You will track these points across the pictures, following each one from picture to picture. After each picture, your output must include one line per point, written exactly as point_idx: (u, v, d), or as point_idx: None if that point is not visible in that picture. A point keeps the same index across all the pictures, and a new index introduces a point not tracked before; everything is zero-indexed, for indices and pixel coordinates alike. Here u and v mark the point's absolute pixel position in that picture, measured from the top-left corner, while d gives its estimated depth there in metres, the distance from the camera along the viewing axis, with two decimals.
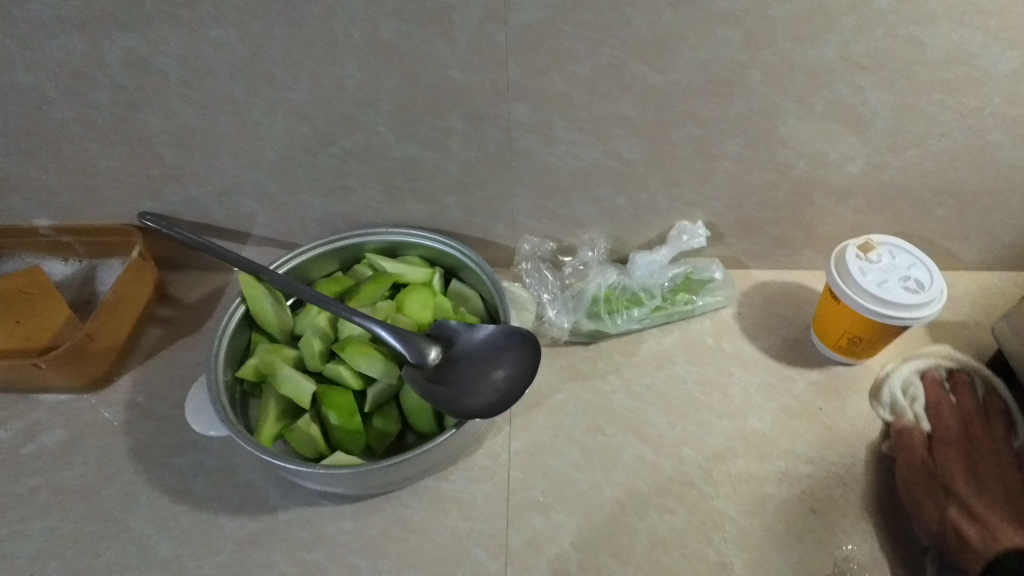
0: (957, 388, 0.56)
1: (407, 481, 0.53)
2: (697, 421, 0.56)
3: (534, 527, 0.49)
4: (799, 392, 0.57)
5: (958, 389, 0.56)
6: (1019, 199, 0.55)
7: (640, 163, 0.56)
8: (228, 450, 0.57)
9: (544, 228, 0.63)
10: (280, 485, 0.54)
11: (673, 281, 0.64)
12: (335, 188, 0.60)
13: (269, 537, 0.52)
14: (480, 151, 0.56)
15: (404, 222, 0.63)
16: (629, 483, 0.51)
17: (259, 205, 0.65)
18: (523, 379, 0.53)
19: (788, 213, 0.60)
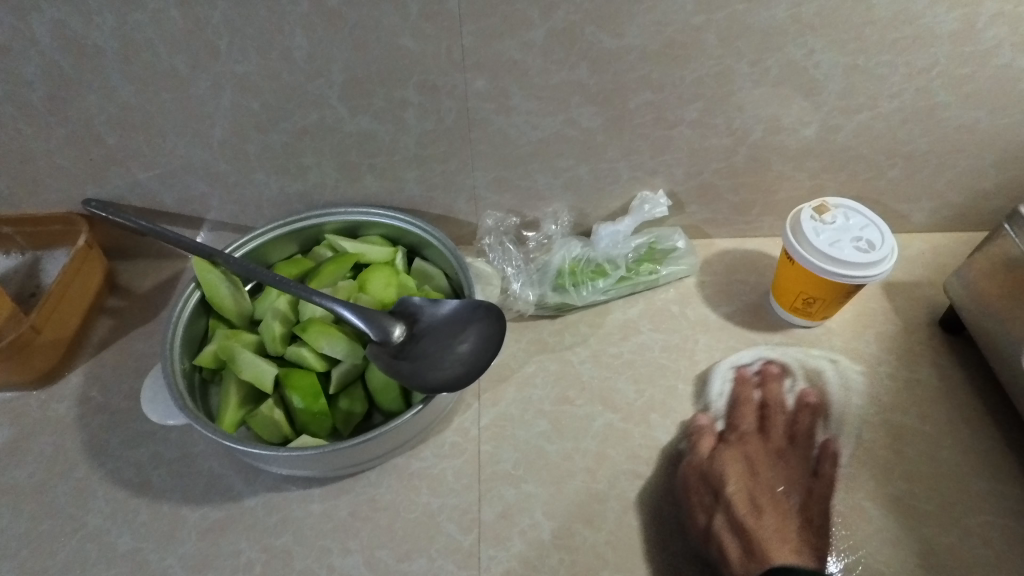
0: (766, 383, 0.55)
1: (216, 454, 0.51)
2: (519, 362, 0.57)
3: (353, 492, 0.49)
4: (614, 321, 0.60)
5: (766, 385, 0.55)
6: (823, 128, 0.56)
7: (440, 94, 0.52)
8: (24, 427, 0.54)
9: (354, 168, 0.58)
10: (84, 467, 0.51)
11: (491, 214, 0.62)
12: (94, 126, 0.53)
13: (66, 530, 0.48)
14: (255, 81, 0.51)
15: (191, 164, 0.57)
16: (448, 434, 0.52)
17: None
18: (336, 346, 0.51)
19: (613, 148, 0.57)
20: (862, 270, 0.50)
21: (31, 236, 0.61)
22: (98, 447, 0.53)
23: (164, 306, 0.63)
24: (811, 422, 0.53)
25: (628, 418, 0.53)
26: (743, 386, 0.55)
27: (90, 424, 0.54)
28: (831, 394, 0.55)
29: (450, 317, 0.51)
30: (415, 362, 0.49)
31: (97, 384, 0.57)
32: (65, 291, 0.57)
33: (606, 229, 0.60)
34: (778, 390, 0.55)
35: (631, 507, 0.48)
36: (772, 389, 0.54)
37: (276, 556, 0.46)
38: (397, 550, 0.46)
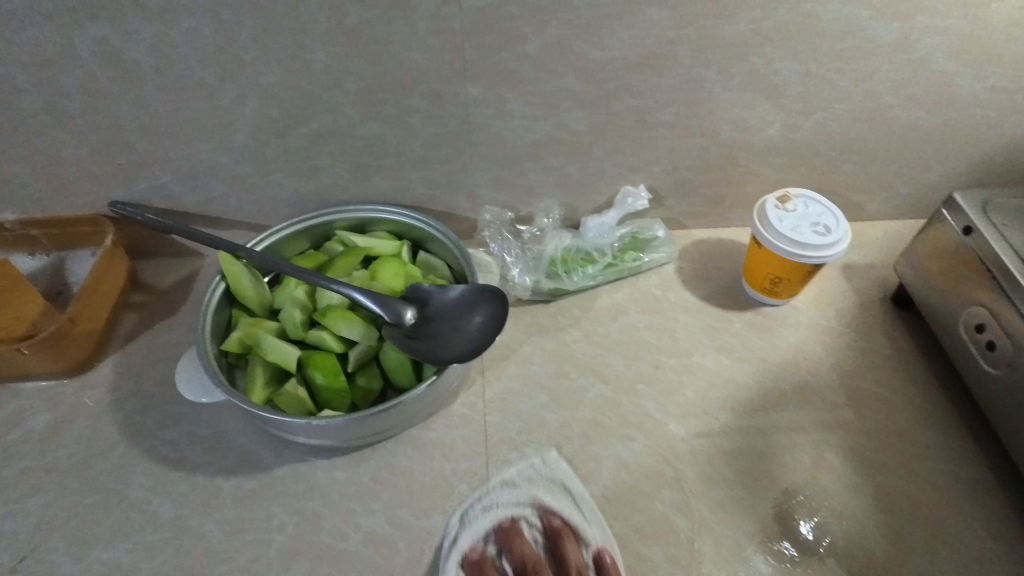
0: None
1: (246, 430, 0.56)
2: (518, 342, 0.63)
3: (374, 460, 0.54)
4: (602, 304, 0.66)
5: (505, 551, 0.49)
6: (785, 128, 0.63)
7: (443, 101, 0.58)
8: (63, 412, 0.58)
9: (364, 170, 0.63)
10: (123, 446, 0.56)
11: (489, 209, 0.68)
12: (126, 133, 0.58)
13: (110, 502, 0.52)
14: (276, 91, 0.56)
15: (213, 167, 0.62)
16: (456, 407, 0.58)
17: (33, 158, 0.59)
18: (354, 329, 0.56)
19: (598, 148, 0.63)
20: (819, 250, 0.57)
21: (57, 237, 0.66)
22: (135, 427, 0.57)
23: (186, 300, 0.67)
24: (572, 550, 0.49)
25: (618, 388, 0.59)
26: (545, 490, 0.53)
27: (125, 407, 0.58)
28: (585, 528, 0.51)
29: (457, 300, 0.56)
30: (428, 340, 0.54)
31: (128, 372, 0.61)
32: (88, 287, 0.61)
33: (592, 220, 0.66)
34: (522, 549, 0.49)
35: (622, 465, 0.54)
36: (517, 551, 0.49)
37: (307, 517, 0.51)
38: (416, 508, 0.52)
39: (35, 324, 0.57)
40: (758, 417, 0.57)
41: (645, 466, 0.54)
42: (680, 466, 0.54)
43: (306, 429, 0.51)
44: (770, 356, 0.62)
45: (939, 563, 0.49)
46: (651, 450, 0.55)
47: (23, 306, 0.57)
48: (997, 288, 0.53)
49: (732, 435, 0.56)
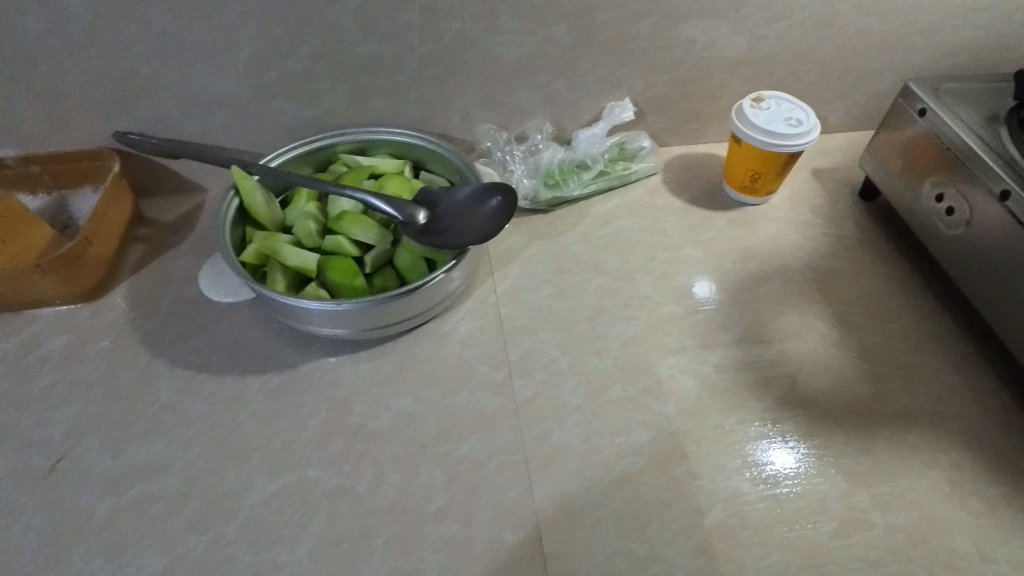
0: None
1: (269, 335, 0.59)
2: (521, 246, 0.66)
3: (397, 351, 0.57)
4: (596, 211, 0.70)
5: None
6: (752, 38, 0.69)
7: (439, 16, 0.61)
8: (80, 333, 0.59)
9: (363, 92, 0.66)
10: (145, 357, 0.57)
11: (483, 129, 0.71)
12: (129, 58, 0.60)
13: (140, 405, 0.54)
14: (278, 9, 0.59)
15: (216, 93, 0.64)
16: (469, 302, 0.61)
17: (35, 86, 0.60)
18: (368, 233, 0.59)
19: (583, 63, 0.68)
20: (793, 139, 0.63)
21: (57, 176, 0.67)
22: (156, 340, 0.58)
23: (192, 230, 0.69)
24: None
25: (617, 278, 0.63)
26: None
27: (144, 324, 0.60)
28: None
29: (466, 199, 0.59)
30: (442, 235, 0.57)
31: (143, 294, 0.62)
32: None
33: (582, 133, 0.70)
34: None
35: (629, 340, 0.58)
36: None
37: (337, 403, 0.54)
38: (441, 389, 0.55)
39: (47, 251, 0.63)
40: (748, 293, 0.62)
41: (649, 339, 0.58)
42: (681, 337, 0.59)
43: (332, 317, 0.54)
44: (752, 244, 0.67)
45: (916, 398, 0.55)
46: (653, 326, 0.59)
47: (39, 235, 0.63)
48: (953, 160, 0.59)
49: (726, 310, 0.61)
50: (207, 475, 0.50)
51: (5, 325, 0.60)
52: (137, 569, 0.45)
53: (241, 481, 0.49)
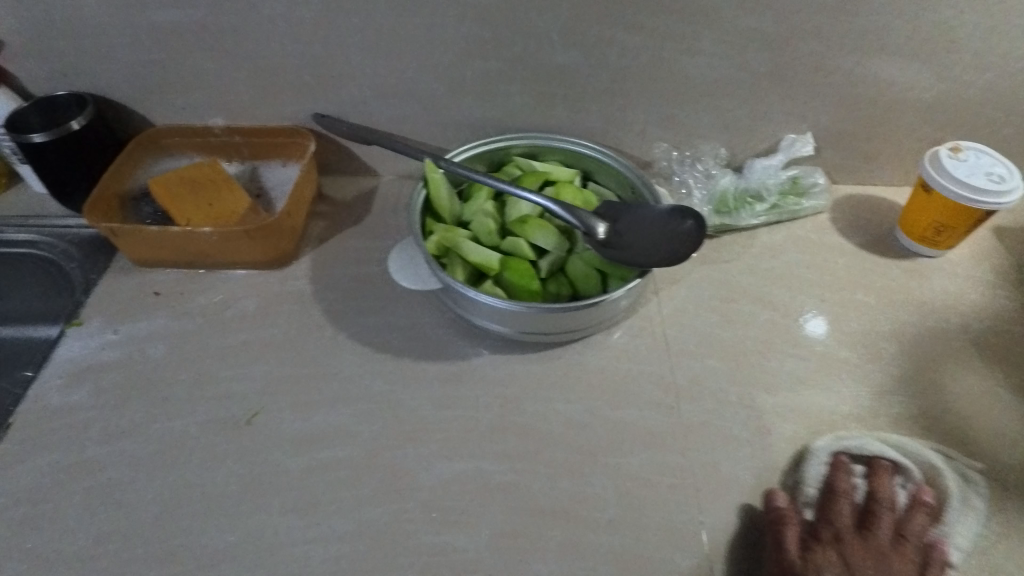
0: None
1: (443, 324, 0.61)
2: (686, 269, 0.66)
3: (566, 357, 0.59)
4: (762, 243, 0.69)
5: None
6: (954, 85, 0.66)
7: (642, 33, 0.63)
8: (270, 297, 0.64)
9: (550, 99, 0.68)
10: (329, 328, 0.61)
11: (659, 146, 0.71)
12: (346, 45, 0.64)
13: (325, 373, 0.57)
14: (493, 12, 0.61)
15: (413, 86, 0.67)
16: (635, 319, 0.62)
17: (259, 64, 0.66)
18: (548, 238, 0.61)
19: (772, 93, 0.67)
20: (996, 196, 0.60)
21: (255, 147, 0.72)
22: (338, 314, 0.62)
23: (367, 213, 0.72)
24: None
25: (786, 315, 0.63)
26: None
27: (326, 297, 0.64)
28: None
29: (649, 218, 0.60)
30: (623, 251, 0.58)
31: (325, 267, 0.66)
32: (170, 192, 0.66)
33: (760, 162, 0.69)
34: None
35: (799, 380, 0.57)
36: None
37: (509, 401, 0.56)
38: (610, 402, 0.55)
39: (243, 218, 0.67)
40: (926, 350, 0.60)
41: (821, 381, 0.57)
42: (855, 385, 0.57)
43: (505, 316, 0.56)
44: (929, 298, 0.65)
45: None
46: (824, 369, 0.58)
47: (237, 202, 0.67)
48: None
49: (902, 363, 0.59)
50: (387, 450, 0.52)
51: (205, 280, 0.65)
52: (324, 528, 0.48)
53: (420, 461, 0.52)
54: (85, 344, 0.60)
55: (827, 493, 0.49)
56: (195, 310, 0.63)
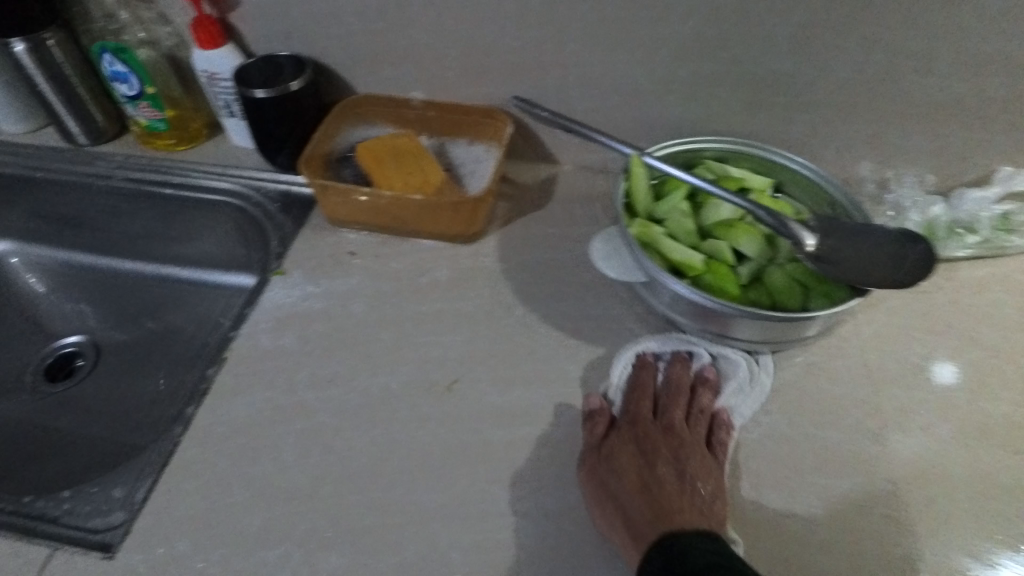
0: None
1: (635, 318, 0.61)
2: (884, 294, 0.64)
3: (763, 368, 0.58)
4: (964, 277, 0.66)
5: None
6: None
7: (874, 46, 0.60)
8: (462, 270, 0.65)
9: (756, 105, 0.67)
10: (520, 307, 0.62)
11: (866, 166, 0.69)
12: (564, 33, 0.65)
13: (520, 352, 0.58)
14: (722, 12, 0.61)
15: (620, 79, 0.68)
16: (833, 338, 0.60)
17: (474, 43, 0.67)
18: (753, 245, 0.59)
19: (1000, 121, 0.63)
20: None
21: (450, 124, 0.74)
22: (528, 295, 0.63)
23: (549, 199, 0.73)
24: None
25: (996, 355, 0.59)
26: None
27: (516, 277, 0.65)
28: None
29: (866, 237, 0.57)
30: (836, 268, 0.56)
31: (512, 248, 0.68)
32: (376, 156, 0.68)
33: (973, 193, 0.66)
34: None
35: (1016, 426, 0.54)
36: None
37: (708, 404, 0.55)
38: (812, 419, 0.54)
39: (442, 188, 0.67)
40: None
41: None
42: None
43: (705, 314, 0.55)
44: None
45: None
46: None
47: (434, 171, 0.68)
48: None
49: None
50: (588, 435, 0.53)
51: (400, 246, 0.67)
52: (530, 503, 0.49)
53: None
54: (290, 293, 0.63)
55: (635, 387, 0.55)
56: (392, 274, 0.65)
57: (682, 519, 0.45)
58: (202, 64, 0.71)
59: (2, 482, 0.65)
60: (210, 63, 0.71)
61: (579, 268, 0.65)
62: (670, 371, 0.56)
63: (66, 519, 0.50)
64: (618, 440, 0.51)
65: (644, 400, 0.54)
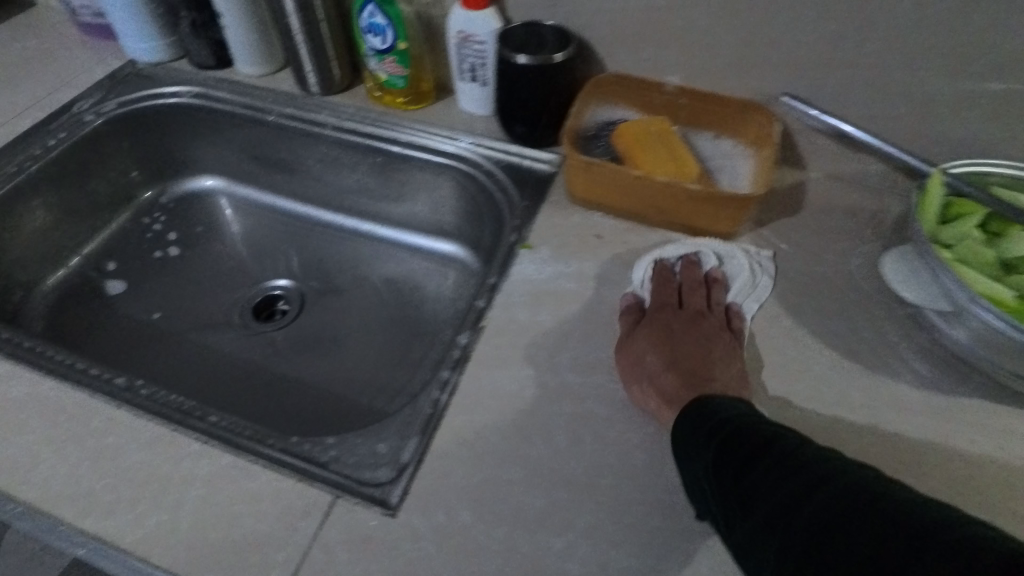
0: None
1: (919, 350, 0.56)
2: None
3: None
4: None
5: None
6: None
7: None
8: (718, 271, 0.62)
9: None
10: (787, 320, 0.58)
11: None
12: (867, 31, 0.60)
13: (794, 367, 0.55)
14: None
15: (915, 87, 0.62)
16: None
17: (758, 32, 0.63)
18: None
19: None
20: None
21: (701, 113, 0.70)
22: (794, 307, 0.59)
23: (804, 207, 0.68)
24: None
25: None
26: None
27: (777, 286, 0.61)
28: None
29: None
30: None
31: (769, 254, 0.64)
32: (635, 143, 0.65)
33: None
34: None
35: None
36: None
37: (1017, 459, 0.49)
38: None
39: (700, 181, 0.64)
40: None
41: None
42: None
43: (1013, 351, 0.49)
44: None
45: None
46: None
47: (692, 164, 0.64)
48: None
49: None
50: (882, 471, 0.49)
51: (650, 237, 0.65)
52: None
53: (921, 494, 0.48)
54: (542, 271, 0.62)
55: (666, 284, 0.59)
56: (643, 265, 0.63)
57: (715, 386, 0.49)
58: (460, 24, 0.69)
59: (275, 416, 0.69)
60: (471, 24, 0.69)
61: (848, 287, 0.60)
62: (683, 273, 0.60)
63: (337, 467, 0.51)
64: (647, 324, 0.55)
65: (671, 293, 0.58)
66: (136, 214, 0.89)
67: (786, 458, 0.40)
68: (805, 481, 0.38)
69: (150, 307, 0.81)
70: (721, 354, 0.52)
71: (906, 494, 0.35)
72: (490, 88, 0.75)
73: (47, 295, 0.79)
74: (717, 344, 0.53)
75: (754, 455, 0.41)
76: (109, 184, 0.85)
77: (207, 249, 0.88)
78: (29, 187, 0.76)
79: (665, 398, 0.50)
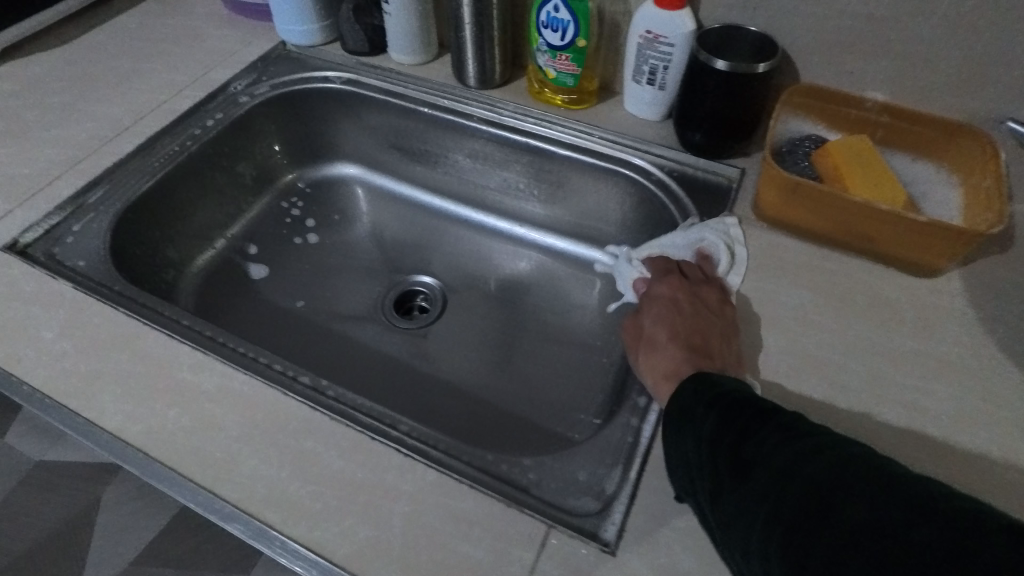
0: None
1: None
2: None
3: None
4: None
5: None
6: None
7: None
8: (927, 309, 0.58)
9: None
10: (1011, 369, 0.54)
11: None
12: None
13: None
14: None
15: None
16: None
17: (991, 52, 0.58)
18: None
19: None
20: None
21: (901, 133, 0.64)
22: (1017, 356, 0.55)
23: (1017, 243, 0.63)
24: None
25: None
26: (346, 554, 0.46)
27: (995, 330, 0.57)
28: None
29: None
30: None
31: (982, 294, 0.59)
32: (845, 165, 0.60)
33: None
34: None
35: None
36: None
37: None
38: None
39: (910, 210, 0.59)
40: None
41: None
42: None
43: None
44: None
45: None
46: None
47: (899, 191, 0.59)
48: None
49: None
50: None
51: (848, 266, 0.61)
52: None
53: None
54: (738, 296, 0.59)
55: None
56: (846, 296, 0.59)
57: (718, 363, 0.50)
58: (650, 23, 0.65)
59: (434, 421, 0.67)
60: (662, 24, 0.64)
61: None
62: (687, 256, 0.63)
63: (539, 492, 0.49)
64: (654, 305, 0.58)
65: (676, 271, 0.61)
66: (276, 197, 0.88)
67: (783, 422, 0.38)
68: (808, 444, 0.36)
69: (292, 294, 0.80)
70: (661, 316, 0.56)
71: (858, 448, 0.35)
72: (665, 93, 0.71)
73: (196, 275, 0.78)
74: (719, 319, 0.54)
75: (754, 422, 0.39)
76: (254, 166, 0.85)
77: (344, 238, 0.87)
78: (188, 166, 0.76)
79: (665, 374, 0.51)
